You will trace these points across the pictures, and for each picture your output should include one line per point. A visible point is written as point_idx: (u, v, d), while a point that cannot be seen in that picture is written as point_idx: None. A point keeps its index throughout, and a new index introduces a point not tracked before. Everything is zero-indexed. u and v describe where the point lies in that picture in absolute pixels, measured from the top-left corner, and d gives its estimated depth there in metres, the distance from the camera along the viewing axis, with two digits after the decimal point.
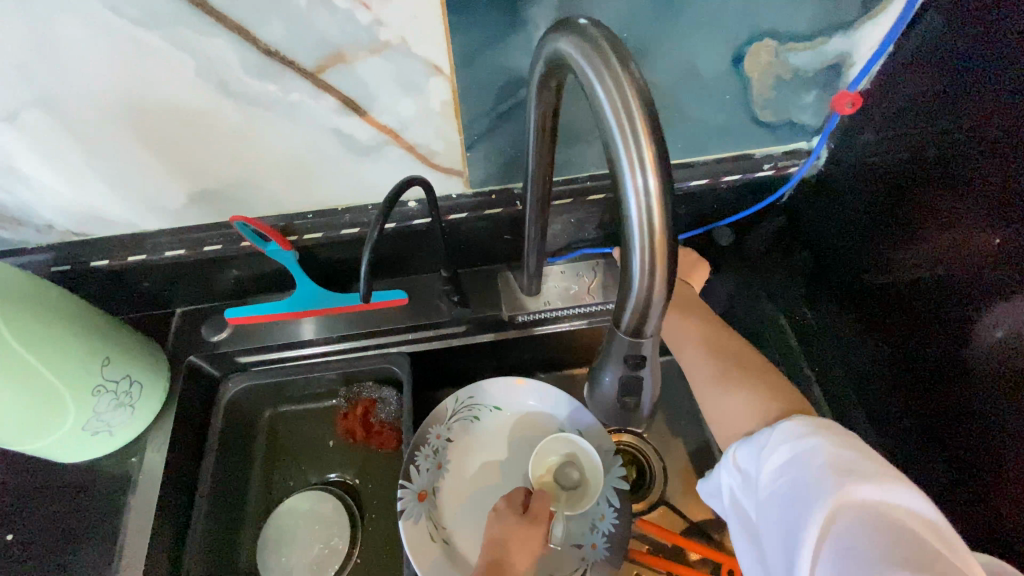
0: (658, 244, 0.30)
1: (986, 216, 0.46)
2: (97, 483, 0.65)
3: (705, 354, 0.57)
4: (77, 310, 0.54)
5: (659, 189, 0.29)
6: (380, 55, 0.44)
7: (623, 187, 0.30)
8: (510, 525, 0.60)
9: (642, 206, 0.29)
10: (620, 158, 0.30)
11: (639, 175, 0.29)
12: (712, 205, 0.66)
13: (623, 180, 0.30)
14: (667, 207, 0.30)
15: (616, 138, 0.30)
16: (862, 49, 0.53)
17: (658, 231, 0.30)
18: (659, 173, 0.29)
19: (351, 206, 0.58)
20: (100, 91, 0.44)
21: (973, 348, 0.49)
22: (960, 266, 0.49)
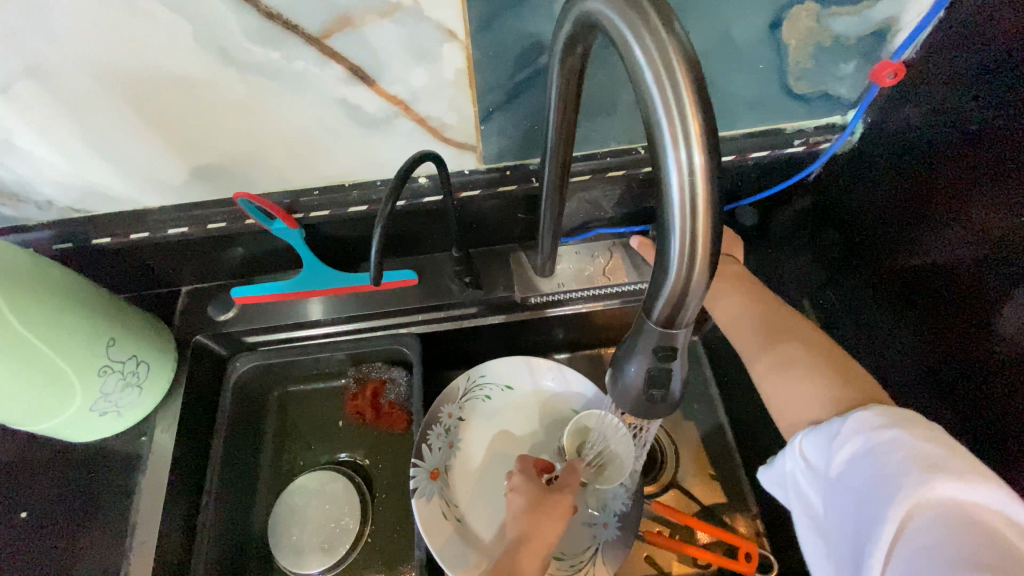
0: (701, 226, 0.27)
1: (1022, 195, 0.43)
2: (107, 462, 0.65)
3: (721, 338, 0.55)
4: (80, 290, 0.52)
5: (705, 167, 0.27)
6: (391, 20, 0.41)
7: (662, 164, 0.28)
8: (533, 503, 0.58)
9: (684, 185, 0.27)
10: (663, 133, 0.27)
11: (681, 151, 0.27)
12: (737, 183, 0.63)
13: (664, 156, 0.27)
14: (713, 187, 0.27)
15: (659, 111, 0.27)
16: (909, 13, 0.49)
17: (701, 213, 0.27)
18: (706, 149, 0.27)
19: (359, 182, 0.56)
20: (95, 59, 0.41)
21: (1004, 339, 0.46)
22: (994, 248, 0.47)
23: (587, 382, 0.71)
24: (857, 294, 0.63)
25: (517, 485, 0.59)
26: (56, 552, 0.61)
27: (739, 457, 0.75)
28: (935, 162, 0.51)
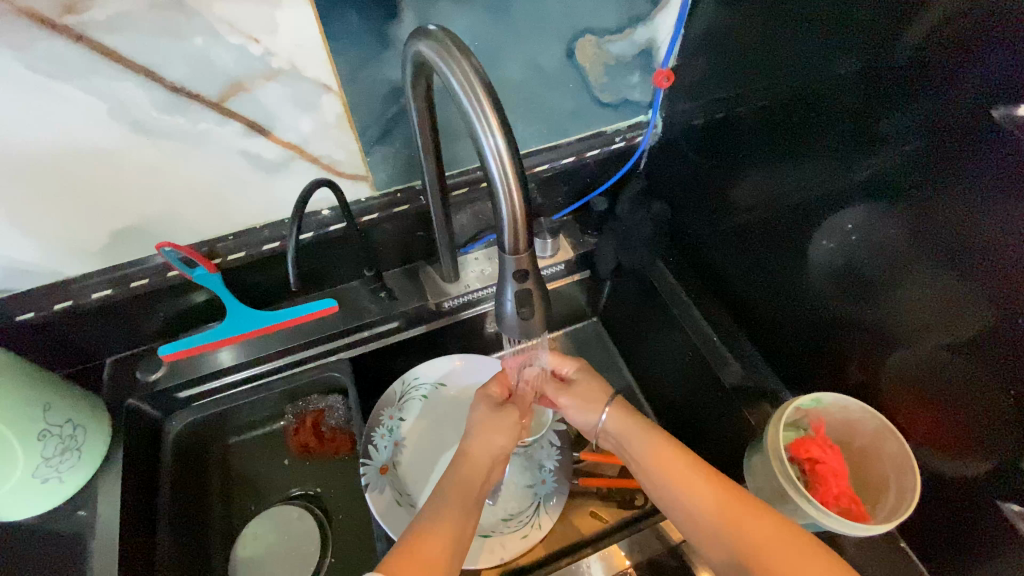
0: (515, 188, 0.39)
1: (773, 146, 0.62)
2: (40, 545, 0.62)
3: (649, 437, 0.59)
4: (12, 363, 0.56)
5: (507, 146, 0.38)
6: (275, 81, 0.52)
7: (481, 149, 0.39)
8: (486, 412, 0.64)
9: (498, 161, 0.38)
10: (475, 128, 0.38)
11: (489, 137, 0.38)
12: (587, 178, 0.80)
13: (479, 143, 0.38)
14: (516, 157, 0.38)
15: (470, 113, 0.38)
16: (661, 35, 0.69)
17: (512, 178, 0.39)
18: (504, 134, 0.38)
19: (270, 223, 0.65)
20: (15, 141, 0.48)
21: (819, 253, 0.61)
22: (776, 190, 0.63)
23: None
24: (695, 245, 0.81)
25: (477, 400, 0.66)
26: None
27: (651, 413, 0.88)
28: (720, 136, 0.70)
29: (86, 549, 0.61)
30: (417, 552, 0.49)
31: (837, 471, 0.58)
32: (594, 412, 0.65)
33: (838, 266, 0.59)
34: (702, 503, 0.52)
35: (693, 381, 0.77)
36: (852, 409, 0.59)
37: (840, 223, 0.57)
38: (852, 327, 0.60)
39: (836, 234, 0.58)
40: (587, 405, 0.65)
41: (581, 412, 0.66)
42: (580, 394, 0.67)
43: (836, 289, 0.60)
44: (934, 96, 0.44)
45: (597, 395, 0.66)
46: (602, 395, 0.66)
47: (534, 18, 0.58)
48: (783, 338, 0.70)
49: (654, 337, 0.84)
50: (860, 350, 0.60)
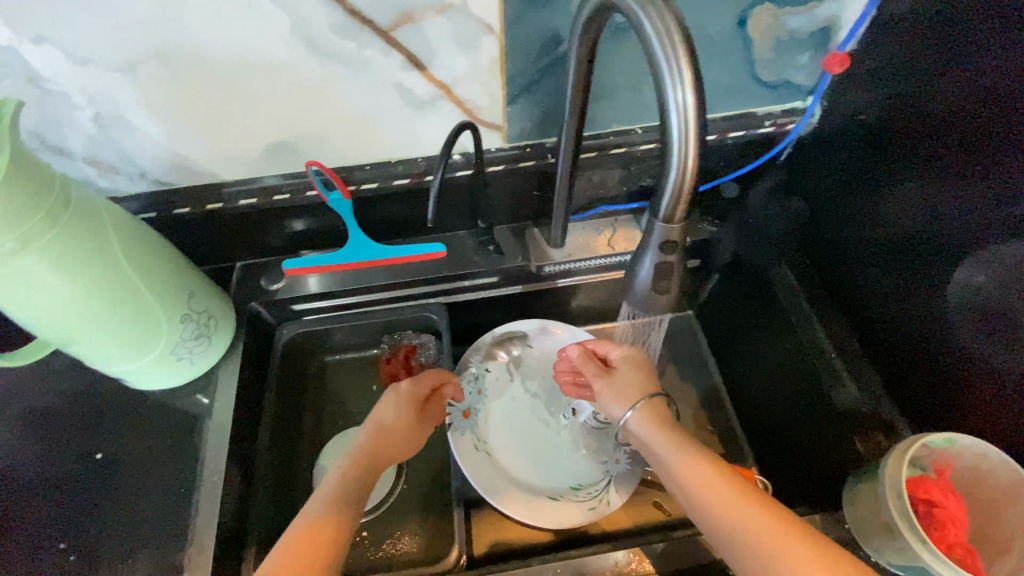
0: (691, 151, 0.37)
1: (951, 155, 0.55)
2: (169, 413, 0.70)
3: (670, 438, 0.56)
4: (167, 248, 0.62)
5: (695, 104, 0.36)
6: (444, 16, 0.52)
7: (665, 104, 0.37)
8: (390, 409, 0.63)
9: (682, 118, 0.36)
10: (663, 80, 0.36)
11: (678, 92, 0.36)
12: (720, 162, 0.76)
13: (665, 97, 0.36)
14: (701, 118, 0.36)
15: (660, 64, 0.36)
16: (848, 13, 0.62)
17: (692, 139, 0.37)
18: (696, 91, 0.35)
19: (404, 159, 0.66)
20: (206, 44, 0.51)
21: (976, 281, 0.54)
22: (940, 206, 0.56)
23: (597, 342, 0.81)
24: (824, 253, 0.75)
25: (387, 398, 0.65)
26: (121, 492, 0.65)
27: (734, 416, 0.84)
28: (886, 135, 0.62)
29: (203, 428, 0.68)
30: (323, 523, 0.51)
31: (957, 519, 0.54)
32: (629, 403, 0.61)
33: (996, 300, 0.52)
34: (743, 524, 0.47)
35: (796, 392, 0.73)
36: (991, 458, 0.53)
37: (1006, 254, 0.50)
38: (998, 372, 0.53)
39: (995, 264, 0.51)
40: (628, 393, 0.62)
41: (613, 401, 0.63)
42: (618, 384, 0.64)
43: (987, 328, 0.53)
44: None
45: (635, 388, 0.62)
46: (643, 388, 0.62)
47: None
48: (907, 367, 0.63)
49: (761, 341, 0.79)
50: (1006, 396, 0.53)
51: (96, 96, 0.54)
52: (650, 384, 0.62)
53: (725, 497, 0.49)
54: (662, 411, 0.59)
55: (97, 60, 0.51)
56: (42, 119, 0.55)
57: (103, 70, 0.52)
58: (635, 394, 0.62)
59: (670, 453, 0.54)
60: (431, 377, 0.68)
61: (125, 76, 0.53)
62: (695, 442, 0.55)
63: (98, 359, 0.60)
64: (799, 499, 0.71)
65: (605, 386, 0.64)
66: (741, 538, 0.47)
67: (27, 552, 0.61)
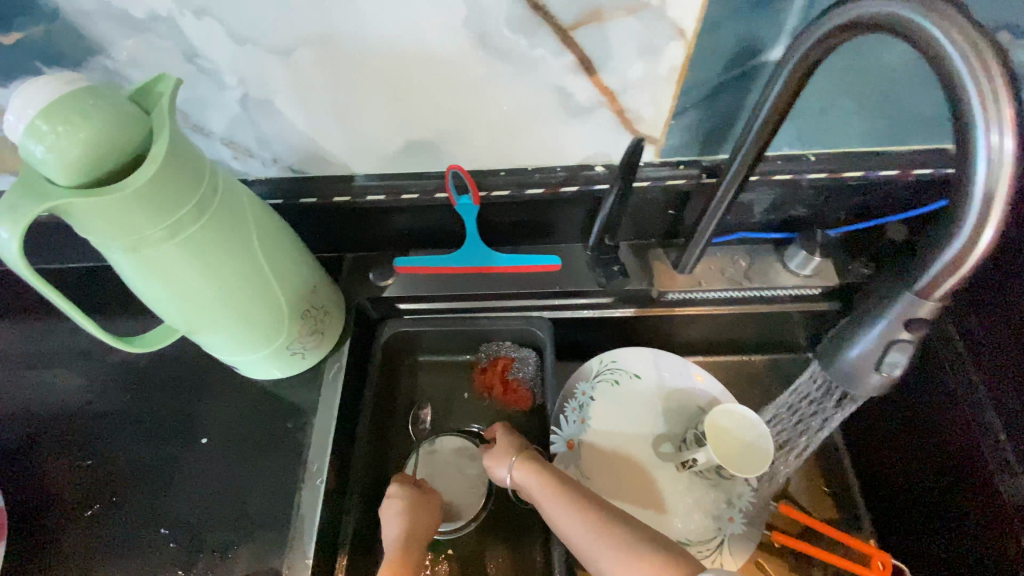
0: (997, 203, 0.33)
1: None
2: (273, 402, 0.68)
3: (570, 507, 0.55)
4: (297, 239, 0.59)
5: (1015, 151, 0.33)
6: (635, 16, 0.45)
7: (972, 148, 0.34)
8: (403, 516, 0.61)
9: (994, 164, 0.33)
10: (975, 118, 0.33)
11: (994, 133, 0.33)
12: (891, 198, 0.66)
13: (974, 136, 0.33)
14: (1017, 167, 0.33)
15: (974, 101, 0.33)
16: None
17: (999, 194, 0.33)
18: (1017, 136, 0.32)
19: (543, 167, 0.61)
20: (368, 30, 0.47)
21: None
22: None
23: (714, 382, 0.74)
24: None
25: (391, 498, 0.62)
26: (224, 479, 0.64)
27: (854, 478, 0.76)
28: None
29: (306, 423, 0.66)
30: None
31: None
32: (505, 467, 0.63)
33: None
34: None
35: (953, 472, 0.64)
36: None
37: None
38: None
39: None
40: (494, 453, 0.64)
41: (494, 469, 0.64)
42: (491, 450, 0.65)
43: None
44: None
45: (507, 448, 0.64)
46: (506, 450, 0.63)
47: None
48: None
49: (907, 406, 0.70)
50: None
51: (246, 78, 0.51)
52: (517, 438, 0.65)
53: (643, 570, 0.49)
54: (552, 468, 0.60)
55: (254, 40, 0.48)
56: (190, 97, 0.53)
57: (258, 51, 0.49)
58: (510, 454, 0.63)
59: (572, 527, 0.54)
60: (402, 477, 0.65)
61: (279, 59, 0.49)
62: (574, 496, 0.56)
63: (219, 349, 0.59)
64: None
65: (485, 460, 0.65)
66: None
67: (135, 527, 0.61)
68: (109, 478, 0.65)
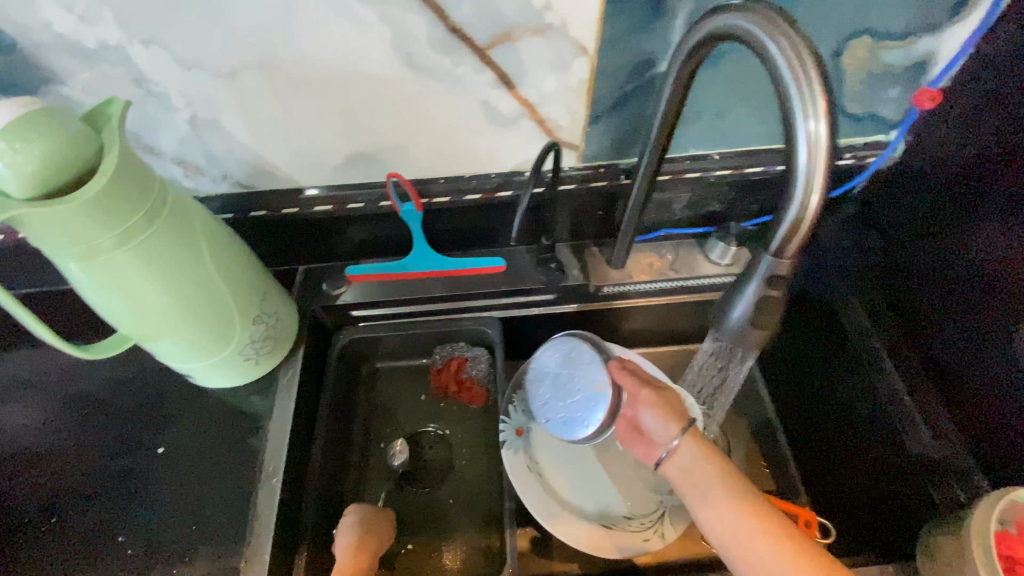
0: (819, 183, 0.36)
1: None
2: (232, 409, 0.71)
3: (718, 469, 0.55)
4: (247, 252, 0.63)
5: (827, 134, 0.35)
6: (542, 37, 0.52)
7: (793, 132, 0.36)
8: (351, 526, 0.67)
9: (813, 149, 0.35)
10: (794, 107, 0.35)
11: (810, 122, 0.35)
12: (793, 191, 0.74)
13: (795, 126, 0.35)
14: (833, 150, 0.35)
15: (792, 92, 0.35)
16: (945, 48, 0.60)
17: (820, 171, 0.36)
18: (828, 121, 0.35)
19: (478, 173, 0.67)
20: (304, 54, 0.52)
21: None
22: None
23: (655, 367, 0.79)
24: (897, 288, 0.72)
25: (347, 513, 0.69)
26: (182, 486, 0.66)
27: (787, 449, 0.83)
28: (980, 177, 0.60)
29: (264, 427, 0.69)
30: None
31: None
32: (670, 429, 0.58)
33: None
34: None
35: (862, 433, 0.71)
36: None
37: None
38: None
39: None
40: (666, 417, 0.59)
41: (662, 425, 0.58)
42: (658, 404, 0.60)
43: None
44: None
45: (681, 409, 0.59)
46: (673, 422, 0.58)
47: (815, 6, 0.53)
48: (982, 414, 0.61)
49: (821, 377, 0.78)
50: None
51: (194, 99, 0.55)
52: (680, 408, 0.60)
53: (763, 549, 0.50)
54: (676, 406, 0.60)
55: (199, 65, 0.53)
56: (141, 119, 0.57)
57: (204, 74, 0.53)
58: (639, 385, 0.62)
59: (710, 485, 0.54)
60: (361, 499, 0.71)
61: (225, 82, 0.54)
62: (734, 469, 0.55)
63: (175, 356, 0.61)
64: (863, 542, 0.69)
65: (653, 406, 0.60)
66: None
67: (94, 537, 0.63)
68: (65, 492, 0.66)
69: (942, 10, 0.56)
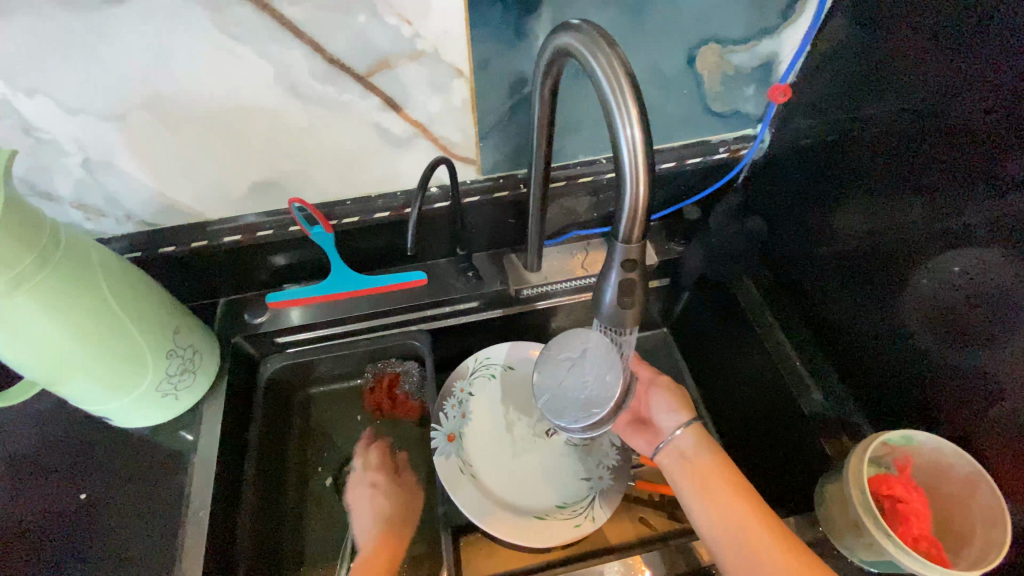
0: (642, 182, 0.41)
1: (894, 174, 0.59)
2: (158, 448, 0.71)
3: (708, 446, 0.62)
4: (156, 289, 0.64)
5: (642, 137, 0.40)
6: (418, 62, 0.56)
7: (616, 137, 0.41)
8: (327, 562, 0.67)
9: (632, 152, 0.40)
10: (614, 116, 0.40)
11: (626, 128, 0.40)
12: (683, 185, 0.81)
13: (616, 132, 0.40)
14: (648, 151, 0.40)
15: (611, 103, 0.40)
16: (786, 48, 0.68)
17: (642, 168, 0.41)
18: (642, 126, 0.40)
19: (383, 193, 0.70)
20: (191, 93, 0.55)
21: (925, 284, 0.58)
22: (885, 223, 0.61)
23: None
24: (786, 264, 0.79)
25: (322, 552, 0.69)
26: (107, 532, 0.65)
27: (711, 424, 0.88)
28: (833, 158, 0.68)
29: (190, 463, 0.69)
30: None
31: (920, 513, 0.56)
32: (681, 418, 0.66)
33: (943, 301, 0.56)
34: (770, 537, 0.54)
35: (764, 401, 0.77)
36: (945, 452, 0.56)
37: (950, 263, 0.55)
38: (947, 367, 0.57)
39: (948, 271, 0.55)
40: (677, 409, 0.67)
41: (671, 414, 0.67)
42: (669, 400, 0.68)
43: (944, 332, 0.56)
44: None
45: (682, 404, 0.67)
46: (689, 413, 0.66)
47: (661, 20, 0.60)
48: (866, 369, 0.67)
49: (727, 353, 0.84)
50: (965, 396, 0.56)
51: (86, 144, 0.57)
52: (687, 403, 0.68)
53: (732, 512, 0.56)
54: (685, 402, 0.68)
55: (85, 110, 0.54)
56: (33, 167, 0.58)
57: (93, 119, 0.55)
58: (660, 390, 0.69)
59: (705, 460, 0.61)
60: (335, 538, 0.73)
61: (115, 125, 0.56)
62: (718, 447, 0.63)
63: (86, 399, 0.61)
64: (778, 502, 0.74)
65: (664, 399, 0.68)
66: (763, 543, 0.53)
67: None
68: None
69: (774, 16, 0.64)
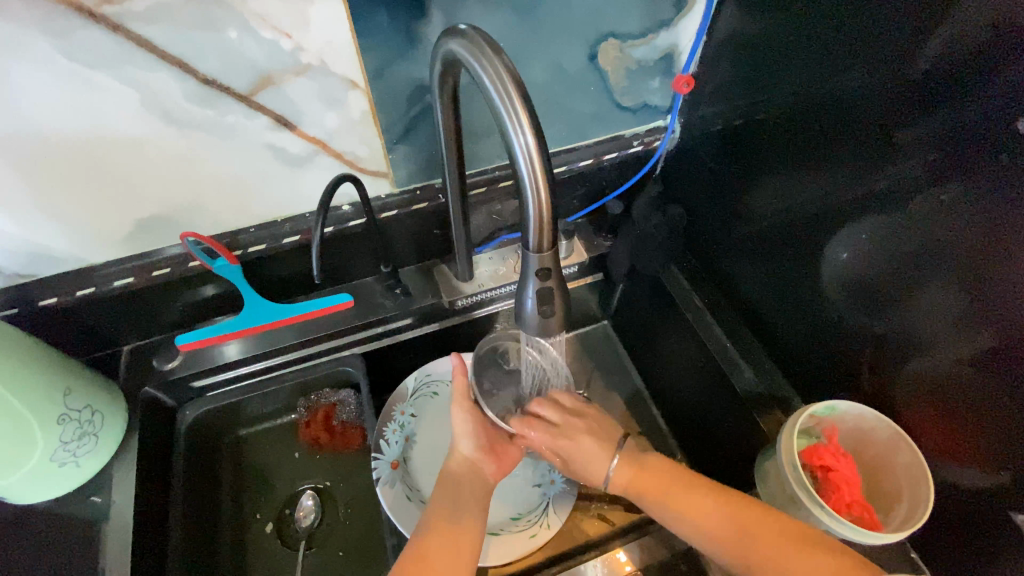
0: (543, 188, 0.40)
1: (793, 155, 0.61)
2: (57, 522, 0.62)
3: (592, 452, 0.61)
4: (38, 349, 0.57)
5: (537, 144, 0.39)
6: (305, 76, 0.53)
7: (511, 146, 0.40)
8: None
9: (527, 159, 0.39)
10: (506, 126, 0.39)
11: (518, 136, 0.39)
12: (603, 180, 0.82)
13: (509, 140, 0.39)
14: (545, 157, 0.40)
15: (501, 112, 0.39)
16: (682, 40, 0.70)
17: (540, 175, 0.40)
18: (535, 132, 0.39)
19: (292, 217, 0.66)
20: (45, 127, 0.49)
21: (837, 257, 0.60)
22: (789, 206, 0.64)
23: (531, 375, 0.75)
24: (708, 248, 0.81)
25: None
26: None
27: (658, 414, 0.89)
28: (738, 144, 0.70)
29: (98, 535, 0.61)
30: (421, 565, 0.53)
31: (850, 479, 0.59)
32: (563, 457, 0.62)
33: (852, 272, 0.58)
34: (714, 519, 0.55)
35: (703, 385, 0.78)
36: (866, 417, 0.59)
37: (856, 232, 0.56)
38: (860, 332, 0.60)
39: (853, 242, 0.57)
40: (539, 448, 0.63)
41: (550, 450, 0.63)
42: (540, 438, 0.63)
43: (858, 300, 0.59)
44: (962, 106, 0.44)
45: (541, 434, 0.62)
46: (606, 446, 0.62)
47: (555, 20, 0.60)
48: (792, 343, 0.70)
49: (662, 341, 0.85)
50: (875, 358, 0.59)
51: None
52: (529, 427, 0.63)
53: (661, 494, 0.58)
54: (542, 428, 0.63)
55: None
56: None
57: None
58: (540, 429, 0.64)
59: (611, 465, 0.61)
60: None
61: None
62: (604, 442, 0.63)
63: None
64: (727, 482, 0.75)
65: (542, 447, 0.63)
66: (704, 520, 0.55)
67: None
68: None
69: (667, 8, 0.65)
